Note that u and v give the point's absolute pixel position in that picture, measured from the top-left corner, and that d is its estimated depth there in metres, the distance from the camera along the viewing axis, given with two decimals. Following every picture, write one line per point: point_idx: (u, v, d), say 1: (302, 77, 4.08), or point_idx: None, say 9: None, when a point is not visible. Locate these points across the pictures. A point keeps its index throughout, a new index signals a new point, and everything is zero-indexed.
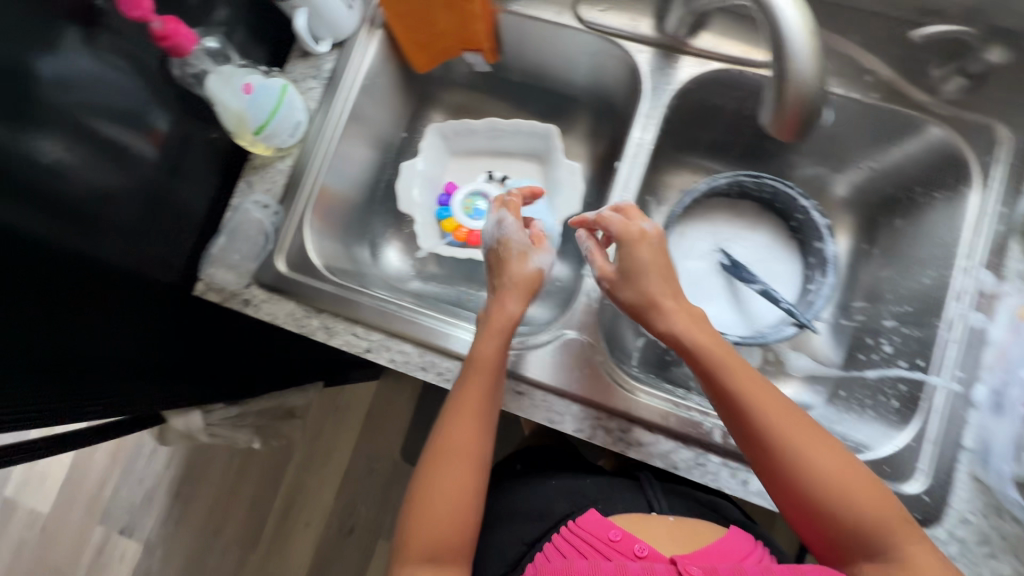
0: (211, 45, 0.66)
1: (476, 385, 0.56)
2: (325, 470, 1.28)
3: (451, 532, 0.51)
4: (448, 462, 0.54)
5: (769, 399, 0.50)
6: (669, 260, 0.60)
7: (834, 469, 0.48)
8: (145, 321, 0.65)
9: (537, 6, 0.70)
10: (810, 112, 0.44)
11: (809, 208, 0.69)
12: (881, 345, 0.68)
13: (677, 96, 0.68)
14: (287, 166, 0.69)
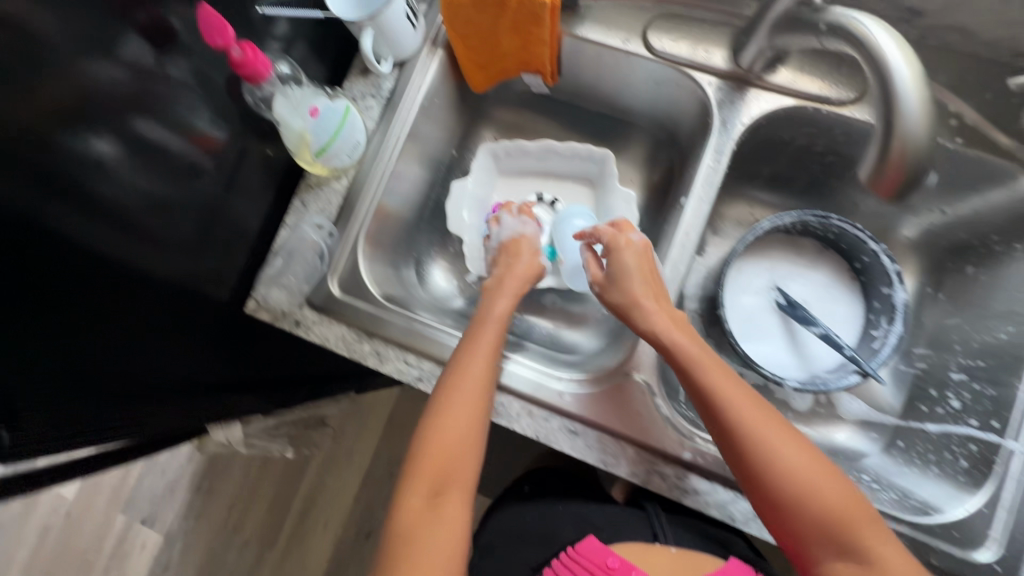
0: (282, 69, 0.62)
1: (484, 340, 0.61)
2: (344, 473, 1.28)
3: (458, 473, 0.55)
4: (457, 407, 0.56)
5: (749, 403, 0.53)
6: (655, 271, 0.62)
7: (808, 466, 0.51)
8: (180, 331, 0.63)
9: (607, 31, 0.68)
10: (917, 179, 0.42)
11: (878, 251, 0.66)
12: (947, 398, 0.66)
13: (748, 130, 0.66)
14: (343, 186, 0.69)
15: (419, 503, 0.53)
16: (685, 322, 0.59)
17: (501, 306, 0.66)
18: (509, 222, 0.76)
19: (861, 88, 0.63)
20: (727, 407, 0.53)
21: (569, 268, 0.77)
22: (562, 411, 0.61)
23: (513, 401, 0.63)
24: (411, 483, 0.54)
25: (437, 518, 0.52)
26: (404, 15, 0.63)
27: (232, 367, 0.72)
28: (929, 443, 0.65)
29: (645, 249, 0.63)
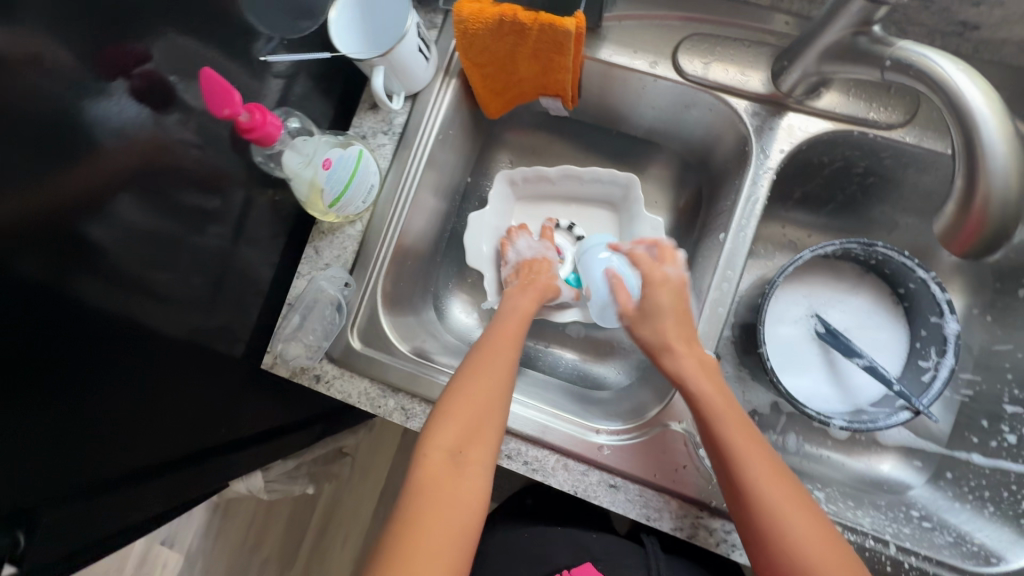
0: (292, 125, 0.59)
1: (503, 332, 0.61)
2: (363, 488, 1.22)
3: (479, 437, 0.52)
4: (478, 383, 0.54)
5: (760, 459, 0.49)
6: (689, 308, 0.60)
7: (815, 541, 0.46)
8: (190, 381, 0.60)
9: (633, 54, 0.64)
10: (1003, 236, 0.38)
11: (927, 279, 0.62)
12: (1002, 431, 0.63)
13: (788, 157, 0.62)
14: (358, 230, 0.65)
15: (436, 462, 0.50)
16: (713, 366, 0.55)
17: (524, 303, 0.65)
18: (526, 243, 0.74)
19: (910, 110, 0.59)
20: (732, 459, 0.49)
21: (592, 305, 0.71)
22: (601, 465, 0.58)
23: (549, 455, 0.60)
24: (430, 443, 0.51)
25: (455, 479, 0.49)
26: (416, 47, 0.58)
27: (239, 425, 0.70)
28: (982, 478, 0.62)
29: (681, 286, 0.60)
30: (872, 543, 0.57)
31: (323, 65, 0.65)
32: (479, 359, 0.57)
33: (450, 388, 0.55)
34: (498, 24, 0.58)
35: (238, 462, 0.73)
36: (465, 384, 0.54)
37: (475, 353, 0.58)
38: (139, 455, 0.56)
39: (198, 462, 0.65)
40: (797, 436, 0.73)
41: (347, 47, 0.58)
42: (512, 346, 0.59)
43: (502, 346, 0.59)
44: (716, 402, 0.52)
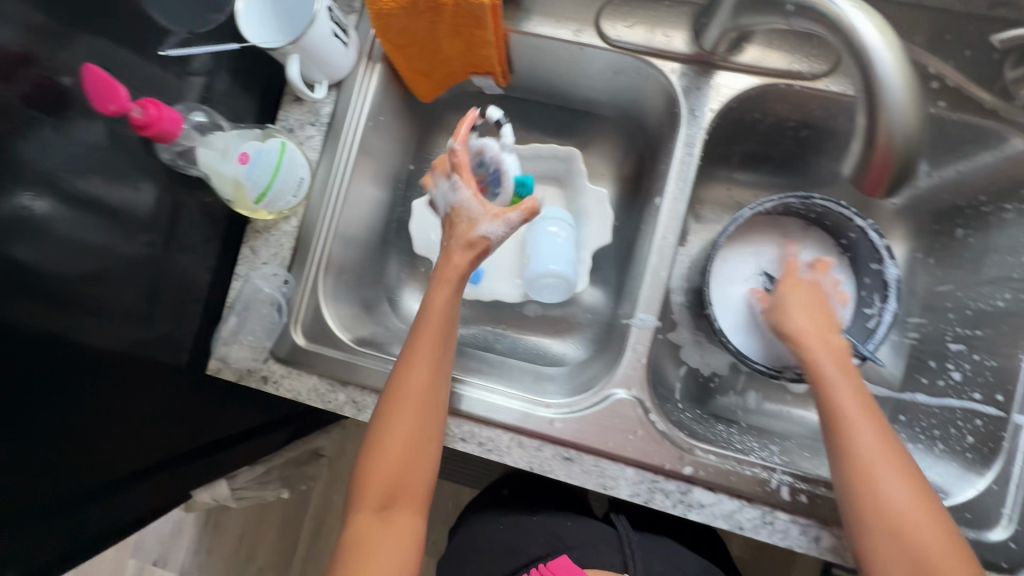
0: (197, 118, 0.57)
1: (420, 342, 0.54)
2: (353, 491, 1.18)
3: (403, 481, 0.51)
4: (398, 424, 0.52)
5: (868, 426, 0.49)
6: (827, 307, 0.58)
7: (915, 509, 0.46)
8: (141, 391, 0.59)
9: (557, 23, 0.63)
10: (906, 170, 0.38)
11: (866, 227, 0.63)
12: (947, 370, 0.63)
13: (718, 116, 0.61)
14: (293, 226, 0.64)
15: (366, 518, 0.50)
16: (845, 354, 0.54)
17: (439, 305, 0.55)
18: (444, 187, 0.59)
19: (833, 59, 0.59)
20: (838, 421, 0.50)
21: (529, 280, 0.72)
22: (554, 439, 0.58)
23: (502, 435, 0.59)
24: (360, 496, 0.51)
25: (385, 532, 0.49)
26: (330, 32, 0.56)
27: (198, 432, 0.68)
28: (932, 418, 0.62)
29: (823, 290, 0.59)
30: (825, 489, 0.56)
31: (242, 60, 0.63)
32: (395, 390, 0.53)
33: (374, 428, 0.53)
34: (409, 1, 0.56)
35: (201, 469, 0.71)
36: (385, 428, 0.52)
37: (392, 380, 0.54)
38: (85, 472, 0.54)
39: (157, 473, 0.64)
40: (755, 394, 0.76)
41: (258, 37, 0.56)
42: (432, 371, 0.54)
43: (418, 370, 0.53)
44: (833, 370, 0.53)
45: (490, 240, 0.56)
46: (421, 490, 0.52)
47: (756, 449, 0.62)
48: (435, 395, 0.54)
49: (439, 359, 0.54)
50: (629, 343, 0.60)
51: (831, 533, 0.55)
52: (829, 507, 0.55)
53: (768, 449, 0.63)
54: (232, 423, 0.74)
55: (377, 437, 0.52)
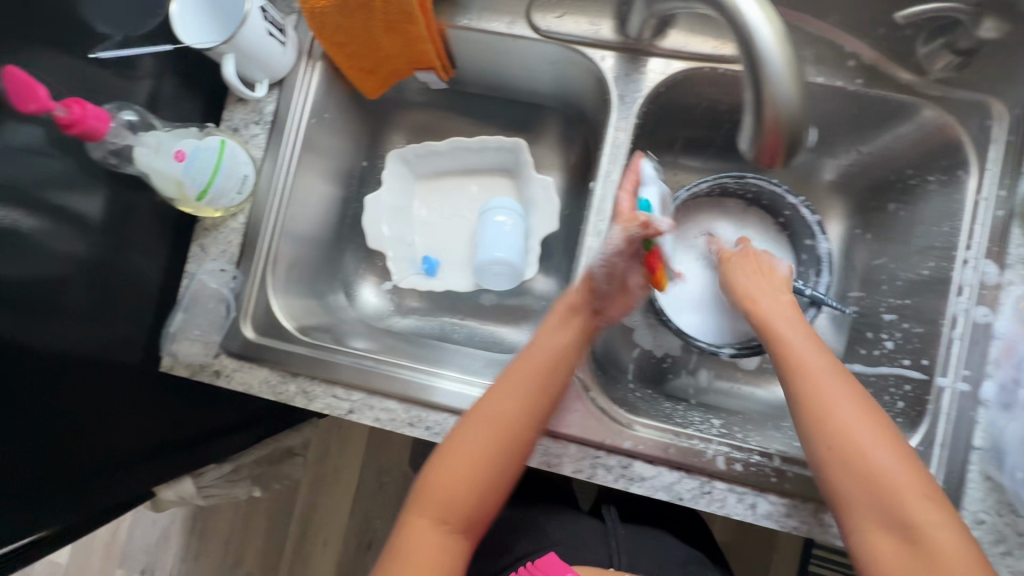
0: (128, 117, 0.56)
1: (529, 370, 0.58)
2: (336, 489, 1.19)
3: (467, 504, 0.53)
4: (471, 444, 0.54)
5: (821, 363, 0.51)
6: (771, 273, 0.61)
7: (874, 440, 0.47)
8: (108, 389, 0.60)
9: (489, 18, 0.65)
10: (796, 141, 0.40)
11: (797, 204, 0.67)
12: (882, 340, 0.65)
13: (648, 103, 0.64)
14: (240, 223, 0.65)
15: (418, 527, 0.52)
16: (793, 307, 0.57)
17: (546, 345, 0.60)
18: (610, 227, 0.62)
19: None
20: (792, 362, 0.52)
21: (478, 269, 0.73)
22: None
23: (448, 417, 0.61)
24: (415, 505, 0.53)
25: (435, 542, 0.51)
26: (264, 32, 0.58)
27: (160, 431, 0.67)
28: (869, 387, 0.64)
29: (757, 251, 0.63)
30: (758, 457, 0.58)
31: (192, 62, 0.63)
32: (481, 412, 0.55)
33: (448, 441, 0.55)
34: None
35: (175, 470, 0.70)
36: (456, 444, 0.54)
37: (480, 404, 0.56)
38: (22, 468, 0.53)
39: (113, 474, 0.62)
40: (707, 371, 0.77)
41: (195, 40, 0.58)
42: (525, 406, 0.56)
43: (511, 401, 0.56)
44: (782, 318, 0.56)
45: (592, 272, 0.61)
46: (480, 515, 0.54)
47: (696, 422, 0.64)
48: (519, 430, 0.55)
49: (537, 396, 0.57)
50: (569, 324, 0.62)
51: (766, 499, 0.57)
52: (762, 474, 0.57)
53: (708, 421, 0.65)
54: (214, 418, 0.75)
55: (449, 450, 0.54)
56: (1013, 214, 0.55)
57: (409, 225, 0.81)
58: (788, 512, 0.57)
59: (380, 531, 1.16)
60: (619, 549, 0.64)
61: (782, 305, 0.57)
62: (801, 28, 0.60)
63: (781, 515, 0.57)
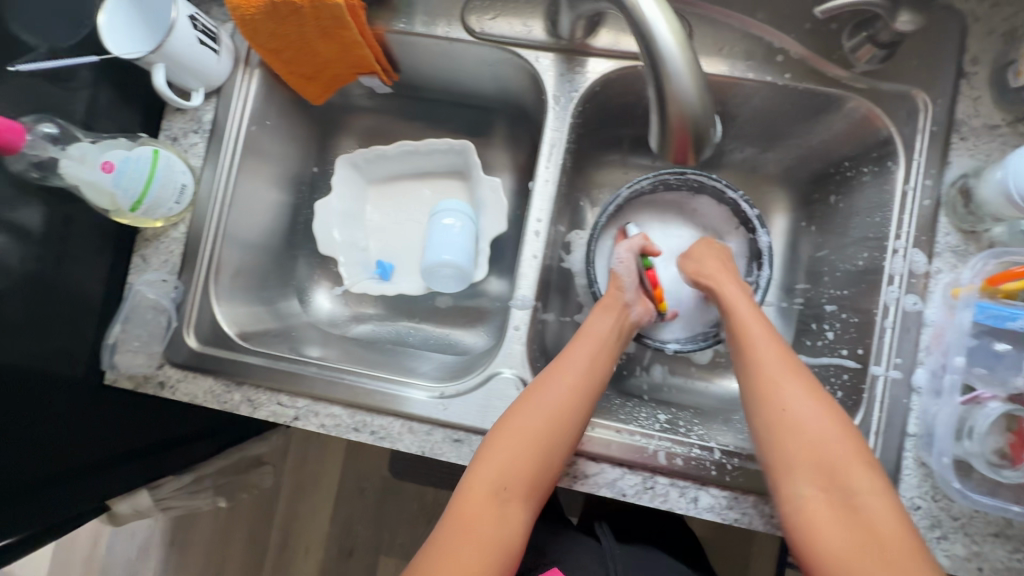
0: (49, 130, 0.54)
1: (580, 354, 0.60)
2: (318, 496, 1.13)
3: (529, 478, 0.54)
4: (534, 419, 0.55)
5: (769, 341, 0.55)
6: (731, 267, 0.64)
7: (817, 411, 0.50)
8: (48, 402, 0.58)
9: (427, 22, 0.65)
10: (702, 138, 0.41)
11: (737, 198, 0.66)
12: (824, 330, 0.65)
13: (583, 102, 0.65)
14: (182, 232, 0.66)
15: (480, 495, 0.52)
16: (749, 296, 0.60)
17: (597, 327, 0.62)
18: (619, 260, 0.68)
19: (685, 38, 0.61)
20: (743, 340, 0.56)
21: (426, 271, 0.73)
22: (443, 423, 0.60)
23: (394, 421, 0.61)
24: (472, 478, 0.53)
25: (494, 515, 0.52)
26: (195, 41, 0.58)
27: (107, 442, 0.65)
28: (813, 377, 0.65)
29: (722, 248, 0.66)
30: (698, 450, 0.58)
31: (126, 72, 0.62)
32: (538, 390, 0.57)
33: (505, 416, 0.56)
34: (270, 7, 0.58)
35: (128, 478, 0.69)
36: (517, 418, 0.55)
37: (538, 382, 0.58)
38: None
39: (54, 488, 0.60)
40: (661, 366, 0.76)
41: (125, 51, 0.58)
42: (583, 386, 0.58)
43: (569, 379, 0.58)
44: (738, 300, 0.59)
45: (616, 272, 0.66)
46: (540, 490, 0.54)
47: (640, 418, 0.64)
48: (579, 408, 0.56)
49: (593, 376, 0.59)
50: (511, 324, 0.62)
51: (708, 492, 0.57)
52: (702, 468, 0.58)
53: (655, 416, 0.66)
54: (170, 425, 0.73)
55: (509, 423, 0.55)
56: (940, 203, 0.56)
57: (361, 230, 0.80)
58: (730, 504, 0.57)
59: (362, 537, 1.11)
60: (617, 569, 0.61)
61: (739, 295, 0.60)
62: (731, 24, 0.61)
63: (723, 507, 0.57)
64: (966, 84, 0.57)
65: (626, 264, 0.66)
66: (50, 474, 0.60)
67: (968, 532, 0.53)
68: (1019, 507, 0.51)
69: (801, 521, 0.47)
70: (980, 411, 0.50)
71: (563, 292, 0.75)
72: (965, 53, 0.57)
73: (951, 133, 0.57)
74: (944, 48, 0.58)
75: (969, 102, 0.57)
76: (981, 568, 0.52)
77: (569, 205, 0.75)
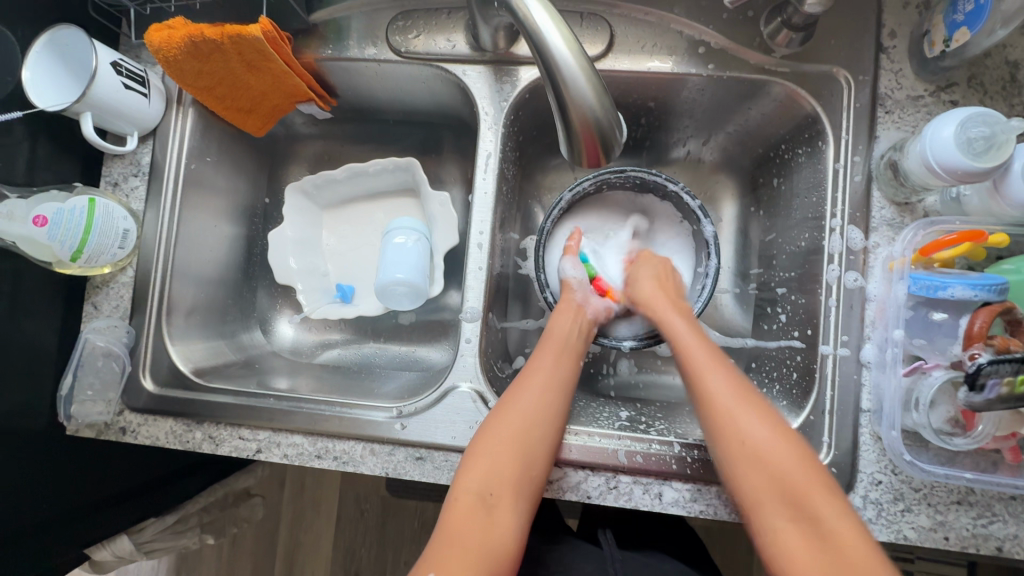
0: None
1: (548, 363, 0.60)
2: (316, 524, 1.11)
3: (515, 478, 0.53)
4: (509, 422, 0.55)
5: (713, 363, 0.54)
6: (672, 278, 0.65)
7: (771, 442, 0.49)
8: (10, 460, 0.58)
9: (355, 45, 0.66)
10: (609, 143, 0.43)
11: (678, 190, 0.66)
12: (778, 314, 0.65)
13: (514, 110, 0.65)
14: (130, 276, 0.66)
15: (465, 509, 0.51)
16: (683, 310, 0.61)
17: (561, 326, 0.63)
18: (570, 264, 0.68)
19: (607, 39, 0.61)
20: (691, 370, 0.55)
21: (380, 290, 0.73)
22: (404, 442, 0.60)
23: (356, 445, 0.61)
24: (458, 487, 0.52)
25: (482, 523, 0.50)
26: (121, 86, 0.60)
27: (80, 491, 0.64)
28: (773, 360, 0.64)
29: (667, 263, 0.66)
30: (658, 446, 0.58)
31: (63, 123, 0.62)
32: (510, 398, 0.57)
33: (480, 431, 0.55)
34: (191, 46, 0.59)
35: (109, 528, 0.68)
36: (496, 422, 0.55)
37: (512, 387, 0.58)
38: None
39: (32, 544, 0.60)
40: (628, 361, 0.75)
41: (51, 103, 0.58)
42: (557, 377, 0.59)
43: (541, 377, 0.59)
44: (681, 328, 0.59)
45: (568, 279, 0.67)
46: (529, 495, 0.53)
47: (601, 418, 0.64)
48: (553, 405, 0.57)
49: (563, 374, 0.60)
50: (463, 337, 0.62)
51: (671, 486, 0.57)
52: (663, 462, 0.58)
53: (618, 415, 0.66)
54: (148, 469, 0.73)
55: (488, 435, 0.55)
56: (871, 177, 0.57)
57: (318, 256, 0.80)
58: (694, 496, 0.57)
59: (365, 561, 1.10)
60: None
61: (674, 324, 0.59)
62: (652, 21, 0.61)
63: (688, 501, 0.57)
64: (886, 59, 0.58)
65: (576, 271, 0.68)
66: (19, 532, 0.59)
67: (932, 504, 0.53)
68: (972, 473, 0.51)
69: (772, 544, 0.46)
70: (924, 381, 0.51)
71: (522, 297, 0.75)
72: (881, 29, 0.58)
73: (876, 109, 0.58)
74: (861, 26, 0.58)
75: (891, 76, 0.58)
76: (948, 538, 0.52)
77: (519, 211, 0.75)
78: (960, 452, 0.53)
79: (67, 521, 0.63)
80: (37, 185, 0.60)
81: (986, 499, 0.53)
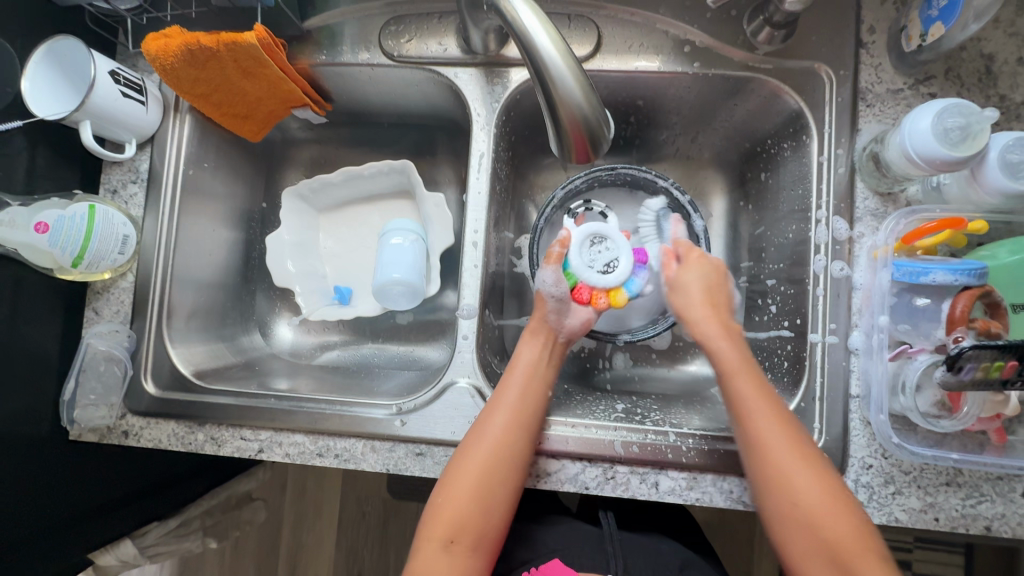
0: None
1: (512, 399, 0.58)
2: (319, 527, 1.12)
3: (477, 517, 0.54)
4: (470, 463, 0.55)
5: (770, 418, 0.52)
6: (723, 286, 0.61)
7: (823, 502, 0.48)
8: (15, 465, 0.58)
9: (348, 51, 0.67)
10: (596, 138, 0.44)
11: (667, 186, 0.69)
12: (768, 305, 0.67)
13: (506, 110, 0.67)
14: (130, 282, 0.67)
15: (430, 552, 0.53)
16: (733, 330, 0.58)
17: (526, 358, 0.61)
18: (547, 276, 0.63)
19: (594, 40, 0.63)
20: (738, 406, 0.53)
21: (378, 291, 0.74)
22: (404, 439, 0.61)
23: (357, 442, 0.62)
24: (426, 529, 0.54)
25: (446, 562, 0.52)
26: (119, 94, 0.61)
27: (85, 496, 0.65)
28: (764, 349, 0.66)
29: (720, 269, 0.61)
30: (653, 436, 0.60)
31: (62, 132, 0.63)
32: (474, 436, 0.56)
33: (446, 468, 0.56)
34: (188, 53, 0.60)
35: (113, 532, 0.69)
36: (460, 461, 0.55)
37: (477, 421, 0.57)
38: None
39: (37, 547, 0.60)
40: (623, 354, 0.76)
41: (51, 112, 0.59)
42: (520, 415, 0.57)
43: (503, 414, 0.57)
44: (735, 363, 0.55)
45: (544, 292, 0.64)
46: (492, 529, 0.54)
47: (598, 411, 0.65)
48: (518, 443, 0.56)
49: (528, 410, 0.57)
50: (460, 334, 0.63)
51: (667, 475, 0.58)
52: (658, 452, 0.59)
53: (614, 407, 0.67)
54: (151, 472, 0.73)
55: (451, 475, 0.55)
56: (854, 169, 0.59)
57: (315, 258, 0.81)
58: (690, 484, 0.58)
59: (368, 562, 1.11)
60: (616, 556, 0.60)
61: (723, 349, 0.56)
62: (638, 22, 0.63)
63: (684, 488, 0.58)
64: (866, 53, 0.60)
65: (557, 283, 0.63)
66: (25, 537, 0.59)
67: (921, 485, 0.54)
68: (959, 454, 0.52)
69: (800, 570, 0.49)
70: (909, 365, 0.52)
71: (517, 294, 0.76)
72: (860, 25, 0.60)
73: (858, 102, 0.59)
74: (840, 23, 0.60)
75: (871, 70, 0.59)
76: (937, 518, 0.54)
77: (513, 210, 0.76)
78: (947, 434, 0.54)
79: (72, 525, 0.63)
80: (37, 193, 0.61)
81: (974, 480, 0.54)
